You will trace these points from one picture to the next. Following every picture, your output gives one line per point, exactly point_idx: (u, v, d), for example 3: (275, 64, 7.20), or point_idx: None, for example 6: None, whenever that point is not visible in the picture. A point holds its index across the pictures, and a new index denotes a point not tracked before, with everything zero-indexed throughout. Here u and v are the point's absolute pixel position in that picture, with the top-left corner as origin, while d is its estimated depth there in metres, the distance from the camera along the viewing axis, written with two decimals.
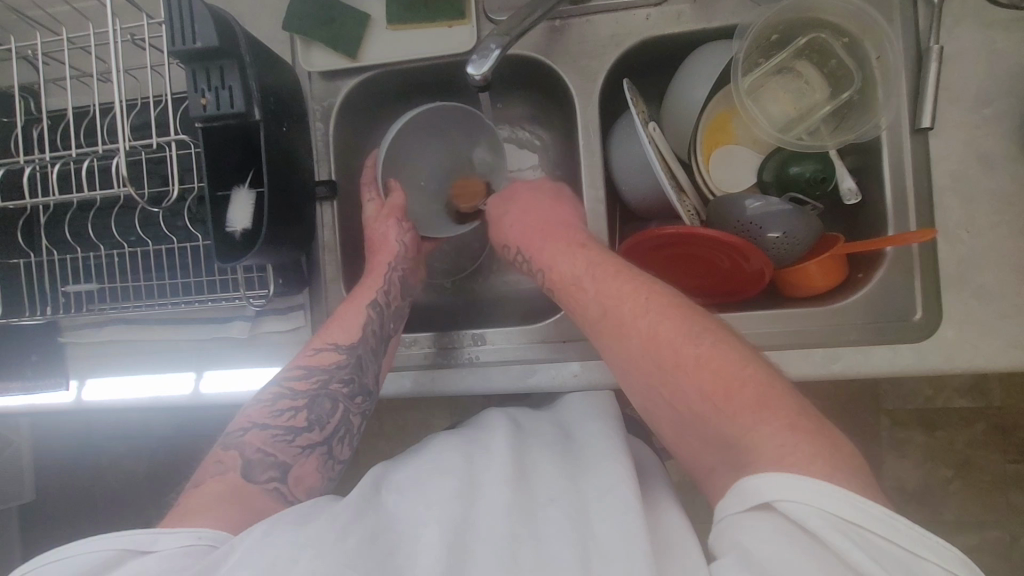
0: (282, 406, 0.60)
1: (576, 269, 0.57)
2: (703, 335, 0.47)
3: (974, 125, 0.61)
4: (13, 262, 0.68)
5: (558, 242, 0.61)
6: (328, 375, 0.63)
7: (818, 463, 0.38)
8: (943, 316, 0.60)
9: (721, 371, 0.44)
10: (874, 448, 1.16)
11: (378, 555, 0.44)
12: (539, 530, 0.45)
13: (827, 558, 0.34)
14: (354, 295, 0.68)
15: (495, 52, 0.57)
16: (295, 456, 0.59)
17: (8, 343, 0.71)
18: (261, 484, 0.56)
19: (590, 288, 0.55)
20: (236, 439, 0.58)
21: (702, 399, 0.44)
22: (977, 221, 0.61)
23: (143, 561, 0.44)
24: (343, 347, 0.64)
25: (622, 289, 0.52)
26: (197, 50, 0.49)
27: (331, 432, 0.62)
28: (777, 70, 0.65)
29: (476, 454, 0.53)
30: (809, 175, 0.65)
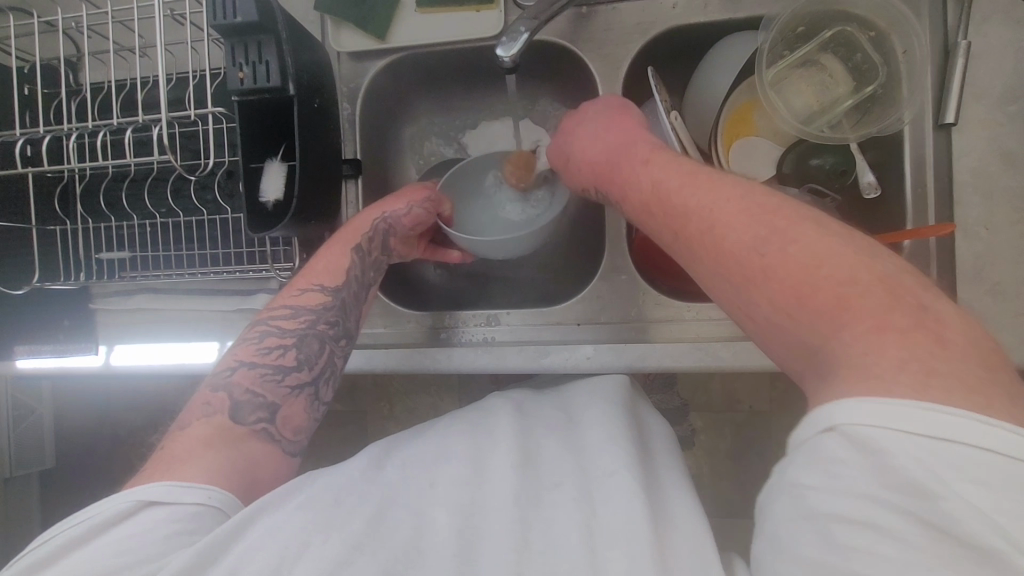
0: (269, 344, 0.61)
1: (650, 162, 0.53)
2: (799, 233, 0.41)
3: (997, 123, 0.61)
4: (50, 228, 0.71)
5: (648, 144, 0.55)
6: (315, 316, 0.63)
7: (926, 382, 0.33)
8: (958, 311, 0.61)
9: (819, 271, 0.39)
10: None
11: (389, 533, 0.46)
12: (547, 513, 0.47)
13: (902, 505, 0.31)
14: (338, 238, 0.67)
15: (524, 34, 0.57)
16: (284, 397, 0.59)
17: (40, 306, 0.74)
18: (249, 426, 0.56)
19: (667, 182, 0.50)
20: (223, 380, 0.58)
21: (791, 293, 0.40)
22: (996, 217, 0.61)
23: (153, 516, 0.46)
24: (329, 288, 0.65)
25: (708, 185, 0.47)
26: (237, 25, 0.50)
27: (319, 372, 0.62)
28: (801, 62, 0.66)
29: (480, 435, 0.55)
30: (830, 166, 0.65)
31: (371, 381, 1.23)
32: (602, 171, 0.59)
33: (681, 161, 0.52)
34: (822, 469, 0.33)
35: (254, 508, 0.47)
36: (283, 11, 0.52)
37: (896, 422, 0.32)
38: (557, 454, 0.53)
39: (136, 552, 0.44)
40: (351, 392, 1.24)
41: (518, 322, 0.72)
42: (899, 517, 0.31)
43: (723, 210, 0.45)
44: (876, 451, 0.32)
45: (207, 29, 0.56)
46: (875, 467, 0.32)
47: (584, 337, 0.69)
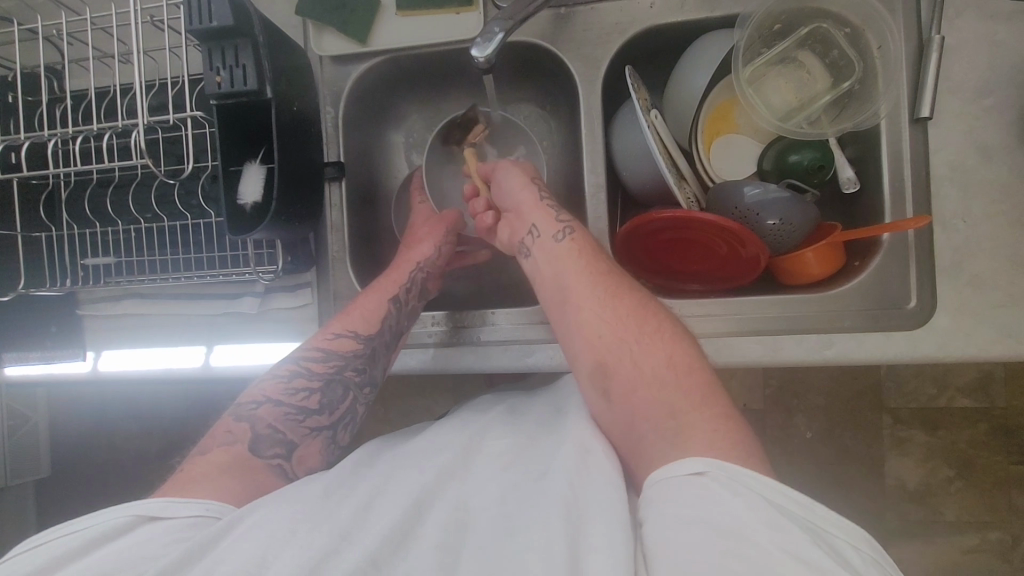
0: (298, 385, 0.62)
1: (576, 233, 0.60)
2: (669, 330, 0.53)
3: (972, 116, 0.61)
4: (35, 235, 0.71)
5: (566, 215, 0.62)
6: (343, 363, 0.64)
7: (734, 452, 0.44)
8: (938, 304, 0.61)
9: (682, 364, 0.50)
10: (876, 445, 1.20)
11: (373, 524, 0.46)
12: (531, 504, 0.47)
13: (760, 528, 0.37)
14: (376, 285, 0.68)
15: (499, 34, 0.58)
16: (302, 436, 0.61)
17: (28, 313, 0.74)
18: (266, 459, 0.58)
19: (583, 257, 0.57)
20: (248, 412, 0.60)
21: (659, 380, 0.49)
22: (973, 210, 0.61)
23: (153, 528, 0.47)
24: (362, 336, 0.65)
25: (613, 271, 0.57)
26: (213, 29, 0.51)
27: (338, 417, 0.64)
28: (778, 59, 0.66)
29: (474, 435, 0.55)
30: (808, 162, 0.65)
31: None
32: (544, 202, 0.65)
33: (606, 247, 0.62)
34: (705, 501, 0.40)
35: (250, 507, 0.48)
36: (259, 15, 0.53)
37: (740, 472, 0.42)
38: (548, 449, 0.52)
39: (138, 560, 0.44)
40: None
41: (503, 322, 0.70)
42: (763, 541, 0.37)
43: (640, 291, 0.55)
44: (747, 490, 0.40)
45: (186, 35, 0.57)
46: (747, 499, 0.40)
47: None
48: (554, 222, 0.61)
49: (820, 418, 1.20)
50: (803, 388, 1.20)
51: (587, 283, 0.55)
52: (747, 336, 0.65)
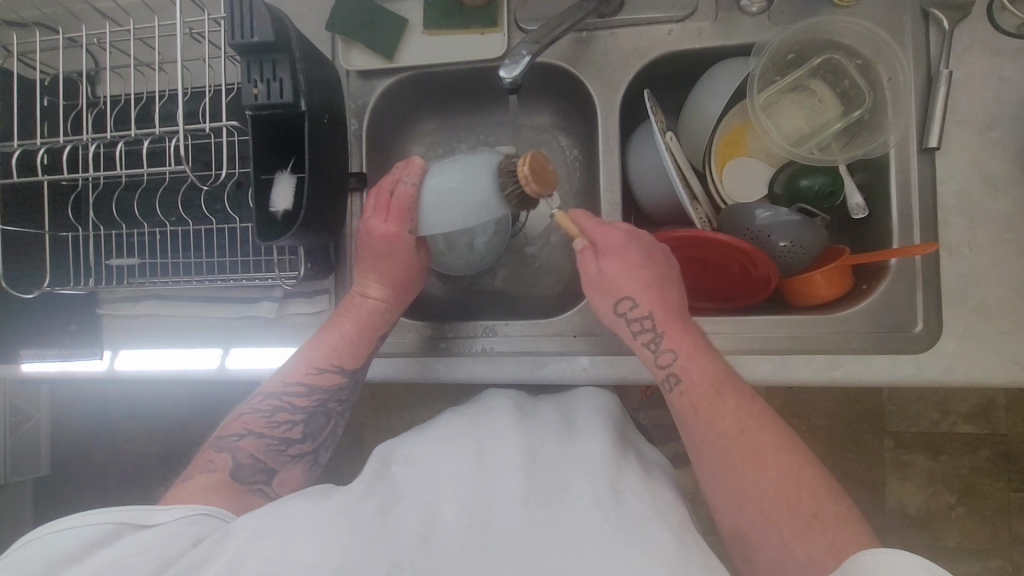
0: (280, 419, 0.63)
1: (707, 384, 0.55)
2: (807, 469, 0.51)
3: (979, 148, 0.63)
4: (62, 234, 0.73)
5: (692, 338, 0.57)
6: (327, 395, 0.65)
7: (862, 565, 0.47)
8: (943, 329, 0.63)
9: (817, 503, 0.50)
10: (877, 469, 1.21)
11: (394, 525, 0.47)
12: (556, 512, 0.47)
13: None
14: (366, 311, 0.67)
15: (527, 57, 0.60)
16: (284, 463, 0.64)
17: (49, 311, 0.75)
18: (247, 485, 0.60)
19: (725, 413, 0.54)
20: (229, 443, 0.61)
21: (801, 528, 0.49)
22: (979, 239, 0.63)
23: (140, 534, 0.48)
24: (348, 370, 0.66)
25: (757, 415, 0.54)
26: (254, 43, 0.53)
27: (320, 442, 0.67)
28: (792, 87, 0.69)
29: (483, 433, 0.56)
30: (818, 187, 0.67)
31: (370, 391, 1.24)
32: (663, 323, 0.58)
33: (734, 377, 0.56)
34: None
35: (253, 513, 0.49)
36: (297, 32, 0.55)
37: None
38: (566, 455, 0.54)
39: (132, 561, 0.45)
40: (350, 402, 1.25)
41: (516, 333, 0.72)
42: None
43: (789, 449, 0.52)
44: None
45: (224, 48, 0.59)
46: None
47: (581, 348, 0.71)
48: (658, 367, 0.57)
49: (821, 439, 1.21)
50: (803, 409, 1.21)
51: (737, 443, 0.53)
52: (755, 354, 0.66)
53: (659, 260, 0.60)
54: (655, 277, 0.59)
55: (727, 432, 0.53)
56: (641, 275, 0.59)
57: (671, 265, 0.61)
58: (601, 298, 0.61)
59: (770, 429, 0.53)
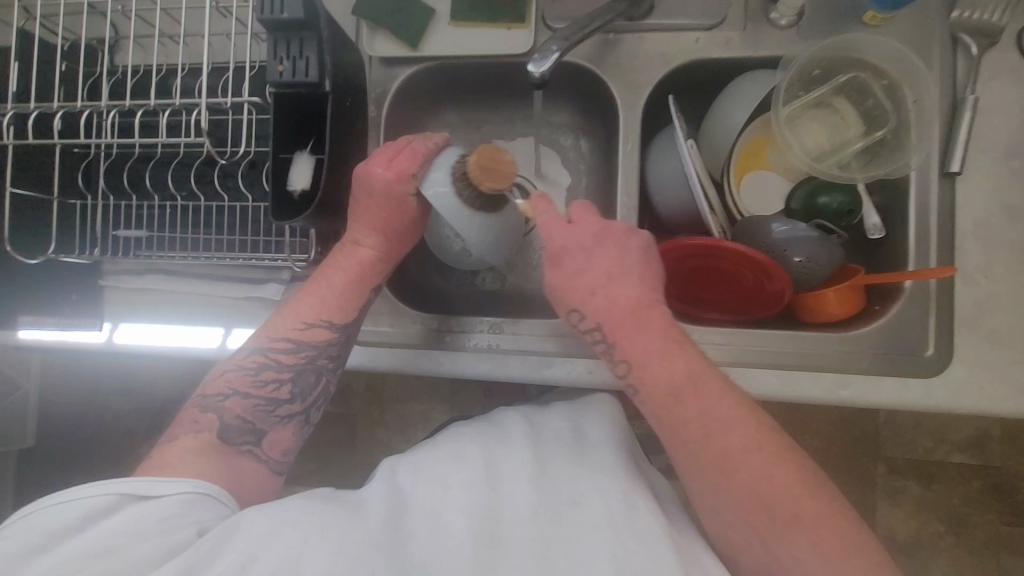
0: (265, 377, 0.62)
1: (669, 390, 0.54)
2: (784, 473, 0.50)
3: (1000, 176, 0.63)
4: (71, 201, 0.72)
5: (651, 332, 0.56)
6: (315, 352, 0.63)
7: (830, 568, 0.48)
8: (954, 354, 0.62)
9: (797, 505, 0.49)
10: (869, 493, 1.20)
11: (404, 533, 0.47)
12: (566, 528, 0.47)
13: None
14: (357, 263, 0.64)
15: (556, 54, 0.59)
16: (272, 424, 0.62)
17: (52, 278, 0.74)
18: (236, 446, 0.59)
19: (688, 419, 0.53)
20: (214, 404, 0.60)
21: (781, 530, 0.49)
22: (995, 266, 0.63)
23: (141, 513, 0.47)
24: (337, 326, 0.64)
25: (728, 414, 0.52)
26: (283, 20, 0.52)
27: (311, 402, 0.65)
28: (816, 102, 0.69)
29: (494, 445, 0.56)
30: (837, 205, 0.67)
31: (366, 382, 1.23)
32: (617, 325, 0.57)
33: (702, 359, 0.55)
34: None
35: (257, 508, 0.48)
36: (326, 11, 0.54)
37: None
38: (576, 465, 0.54)
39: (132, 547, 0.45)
40: (346, 393, 1.24)
41: (523, 331, 0.72)
42: None
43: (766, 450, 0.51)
44: None
45: (251, 24, 0.58)
46: None
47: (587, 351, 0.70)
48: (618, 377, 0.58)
49: (815, 459, 1.21)
50: (798, 428, 1.21)
51: (704, 449, 0.52)
52: (763, 367, 0.66)
53: (624, 253, 0.59)
54: (613, 268, 0.58)
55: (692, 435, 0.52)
56: (590, 278, 0.58)
57: (633, 245, 0.59)
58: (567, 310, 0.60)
59: (737, 418, 0.52)
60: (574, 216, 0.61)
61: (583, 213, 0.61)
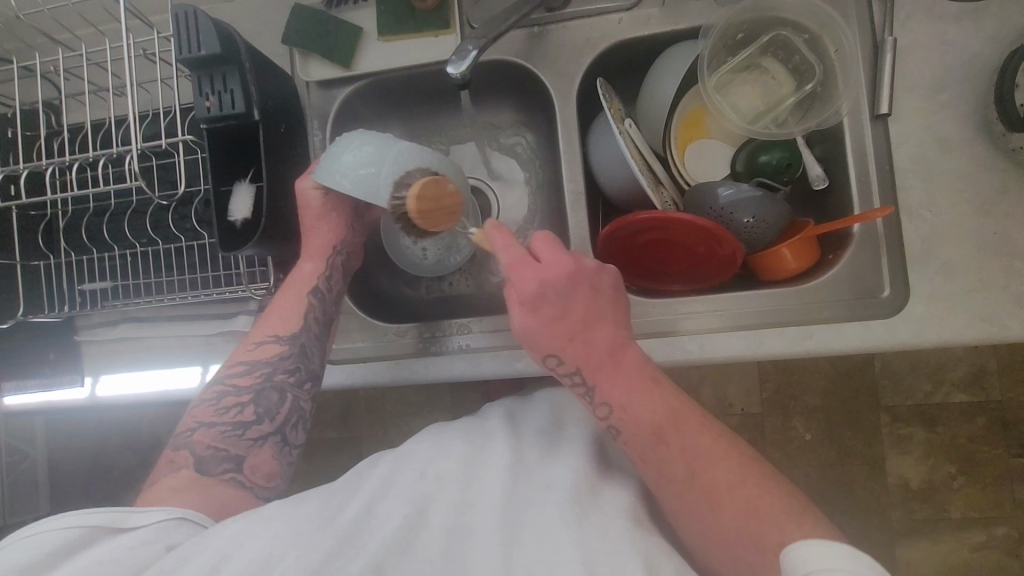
0: (227, 403, 0.62)
1: (651, 429, 0.53)
2: (764, 496, 0.50)
3: (930, 112, 0.64)
4: (34, 263, 0.73)
5: (626, 376, 0.55)
6: (271, 368, 0.64)
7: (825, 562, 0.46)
8: (911, 292, 0.63)
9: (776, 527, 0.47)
10: (876, 445, 1.21)
11: (377, 526, 0.47)
12: (536, 517, 0.47)
13: None
14: (295, 278, 0.67)
15: (473, 52, 0.61)
16: (247, 448, 0.62)
17: (28, 341, 0.75)
18: (216, 476, 0.59)
19: (670, 459, 0.52)
20: (185, 440, 0.61)
21: (765, 556, 0.47)
22: (938, 200, 0.63)
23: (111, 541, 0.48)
24: (284, 337, 0.65)
25: (704, 451, 0.52)
26: (202, 57, 0.54)
27: (281, 422, 0.64)
28: (744, 66, 0.70)
29: (472, 438, 0.57)
30: (777, 161, 0.68)
31: (365, 403, 1.25)
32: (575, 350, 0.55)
33: (646, 363, 0.56)
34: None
35: (234, 519, 0.49)
36: (245, 42, 0.56)
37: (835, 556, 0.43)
38: (552, 464, 0.55)
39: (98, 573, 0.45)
40: (346, 416, 1.25)
41: (491, 328, 0.72)
42: None
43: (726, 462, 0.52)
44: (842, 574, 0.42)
45: (175, 66, 0.60)
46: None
47: None
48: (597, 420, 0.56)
49: (817, 418, 1.21)
50: (796, 389, 1.22)
51: (686, 485, 0.51)
52: (727, 331, 0.66)
53: (597, 295, 0.56)
54: (592, 314, 0.56)
55: (664, 459, 0.52)
56: (564, 325, 0.55)
57: (603, 282, 0.57)
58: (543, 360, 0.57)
59: (716, 453, 0.52)
60: (536, 247, 0.57)
61: (553, 246, 0.57)
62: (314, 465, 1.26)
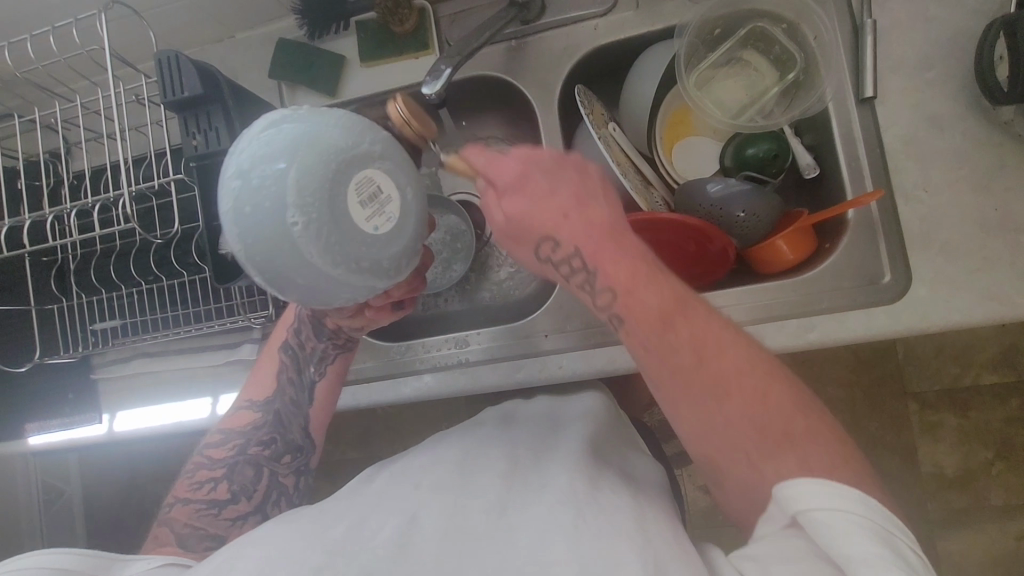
0: (200, 478, 0.63)
1: (659, 313, 0.46)
2: (782, 388, 0.44)
3: (918, 90, 0.63)
4: (47, 307, 0.76)
5: (636, 257, 0.48)
6: (244, 440, 0.65)
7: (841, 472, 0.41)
8: (913, 275, 0.61)
9: (783, 418, 0.44)
10: (906, 434, 1.17)
11: (369, 540, 0.47)
12: (522, 520, 0.46)
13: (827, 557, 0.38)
14: (272, 343, 0.70)
15: (446, 71, 0.61)
16: (224, 528, 0.61)
17: (48, 382, 0.78)
18: (199, 554, 0.58)
19: (678, 345, 0.45)
20: (165, 518, 0.61)
21: (768, 452, 0.43)
22: (934, 179, 0.62)
23: None
24: (258, 403, 0.67)
25: (717, 331, 0.46)
26: (185, 99, 0.56)
27: (259, 500, 0.63)
28: (725, 61, 0.70)
29: (470, 447, 0.58)
30: (763, 153, 0.68)
31: (383, 421, 1.26)
32: (557, 226, 0.49)
33: (644, 248, 0.49)
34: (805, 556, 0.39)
35: (222, 551, 0.49)
36: (227, 81, 0.58)
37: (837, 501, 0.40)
38: (540, 467, 0.53)
39: None
40: (367, 437, 1.26)
41: (488, 340, 0.72)
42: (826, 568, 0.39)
43: (725, 326, 0.46)
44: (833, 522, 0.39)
45: (163, 109, 0.62)
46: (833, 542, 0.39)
47: (555, 347, 0.71)
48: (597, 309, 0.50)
49: (842, 410, 1.17)
50: (818, 381, 1.18)
51: (698, 374, 0.44)
52: None
53: (585, 180, 0.51)
54: (580, 236, 0.49)
55: (649, 309, 0.46)
56: (557, 202, 0.49)
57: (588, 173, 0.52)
58: (514, 243, 0.52)
59: (745, 360, 0.45)
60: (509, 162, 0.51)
61: (561, 163, 0.51)
62: (335, 486, 1.27)
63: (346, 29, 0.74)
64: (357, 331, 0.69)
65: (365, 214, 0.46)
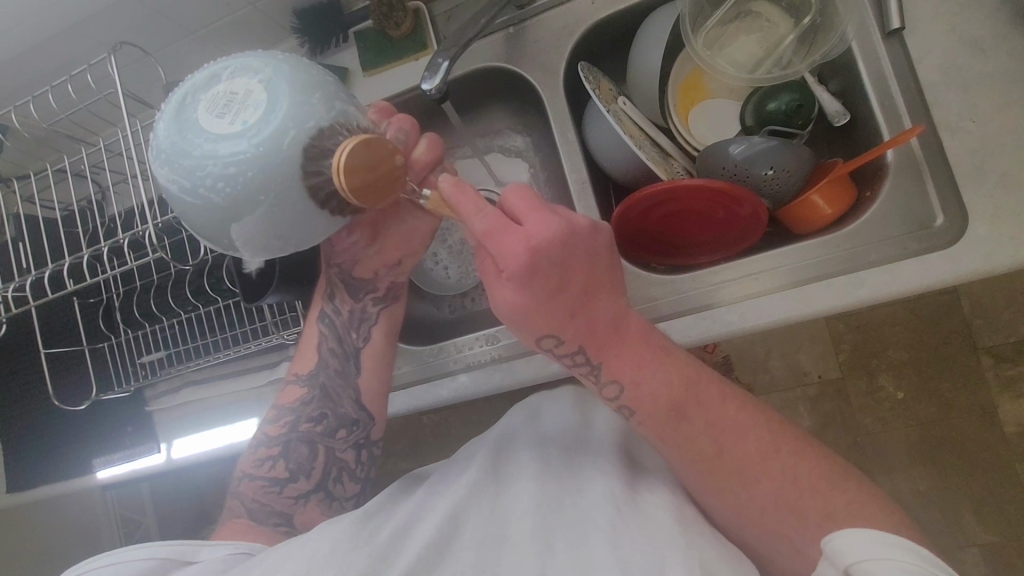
0: (262, 455, 0.64)
1: (669, 406, 0.45)
2: (800, 461, 0.45)
3: (950, 15, 0.58)
4: (98, 345, 0.81)
5: (635, 345, 0.45)
6: (296, 416, 0.65)
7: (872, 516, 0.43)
8: (969, 214, 0.56)
9: (806, 494, 0.44)
10: (983, 392, 1.07)
11: (410, 544, 0.46)
12: (555, 525, 0.45)
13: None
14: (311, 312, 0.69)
15: (444, 64, 0.61)
16: (289, 506, 0.62)
17: (106, 418, 0.82)
18: (269, 527, 0.60)
19: (696, 436, 0.45)
20: (235, 491, 0.63)
21: (798, 519, 0.44)
22: (981, 106, 0.56)
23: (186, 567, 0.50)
24: (304, 378, 0.67)
25: (733, 422, 0.45)
26: None
27: (319, 477, 0.64)
28: (733, 16, 0.66)
29: (504, 446, 0.56)
30: (787, 105, 0.63)
31: (429, 429, 1.26)
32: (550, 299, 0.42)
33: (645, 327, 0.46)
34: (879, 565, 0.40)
35: (277, 547, 0.49)
36: None
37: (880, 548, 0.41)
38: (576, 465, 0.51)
39: None
40: (415, 447, 1.27)
41: None
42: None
43: (750, 431, 0.45)
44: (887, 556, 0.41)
45: None
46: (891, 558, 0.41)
47: None
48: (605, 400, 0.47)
49: (907, 374, 1.09)
50: (877, 346, 1.11)
51: (716, 467, 0.45)
52: (767, 294, 0.61)
53: (592, 258, 0.43)
54: (589, 291, 0.43)
55: (656, 402, 0.45)
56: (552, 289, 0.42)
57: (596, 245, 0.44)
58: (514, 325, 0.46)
59: (758, 440, 0.45)
60: (510, 203, 0.45)
61: (537, 208, 0.43)
62: None
63: (346, 42, 0.75)
64: (393, 276, 0.66)
65: (229, 123, 0.43)
